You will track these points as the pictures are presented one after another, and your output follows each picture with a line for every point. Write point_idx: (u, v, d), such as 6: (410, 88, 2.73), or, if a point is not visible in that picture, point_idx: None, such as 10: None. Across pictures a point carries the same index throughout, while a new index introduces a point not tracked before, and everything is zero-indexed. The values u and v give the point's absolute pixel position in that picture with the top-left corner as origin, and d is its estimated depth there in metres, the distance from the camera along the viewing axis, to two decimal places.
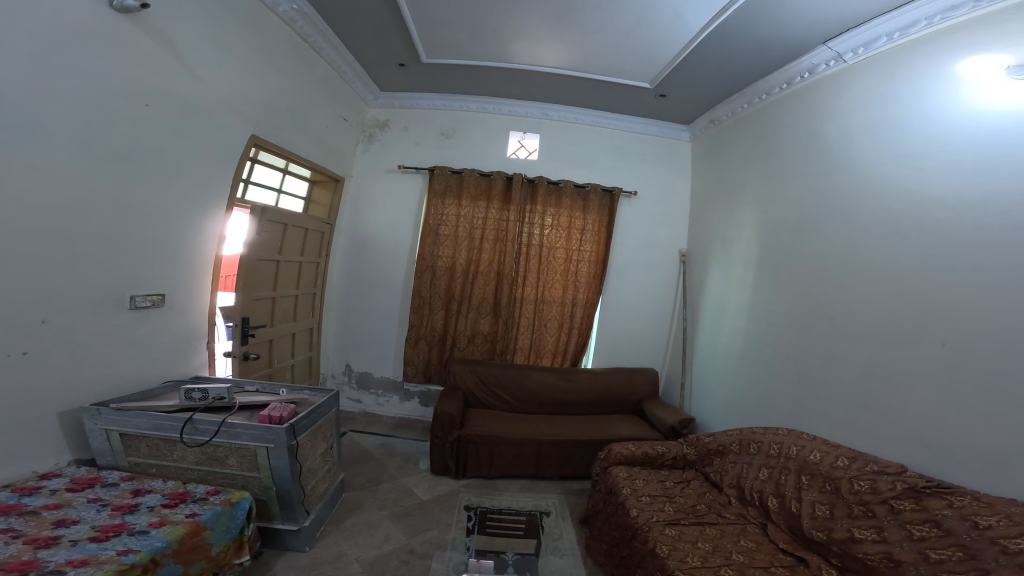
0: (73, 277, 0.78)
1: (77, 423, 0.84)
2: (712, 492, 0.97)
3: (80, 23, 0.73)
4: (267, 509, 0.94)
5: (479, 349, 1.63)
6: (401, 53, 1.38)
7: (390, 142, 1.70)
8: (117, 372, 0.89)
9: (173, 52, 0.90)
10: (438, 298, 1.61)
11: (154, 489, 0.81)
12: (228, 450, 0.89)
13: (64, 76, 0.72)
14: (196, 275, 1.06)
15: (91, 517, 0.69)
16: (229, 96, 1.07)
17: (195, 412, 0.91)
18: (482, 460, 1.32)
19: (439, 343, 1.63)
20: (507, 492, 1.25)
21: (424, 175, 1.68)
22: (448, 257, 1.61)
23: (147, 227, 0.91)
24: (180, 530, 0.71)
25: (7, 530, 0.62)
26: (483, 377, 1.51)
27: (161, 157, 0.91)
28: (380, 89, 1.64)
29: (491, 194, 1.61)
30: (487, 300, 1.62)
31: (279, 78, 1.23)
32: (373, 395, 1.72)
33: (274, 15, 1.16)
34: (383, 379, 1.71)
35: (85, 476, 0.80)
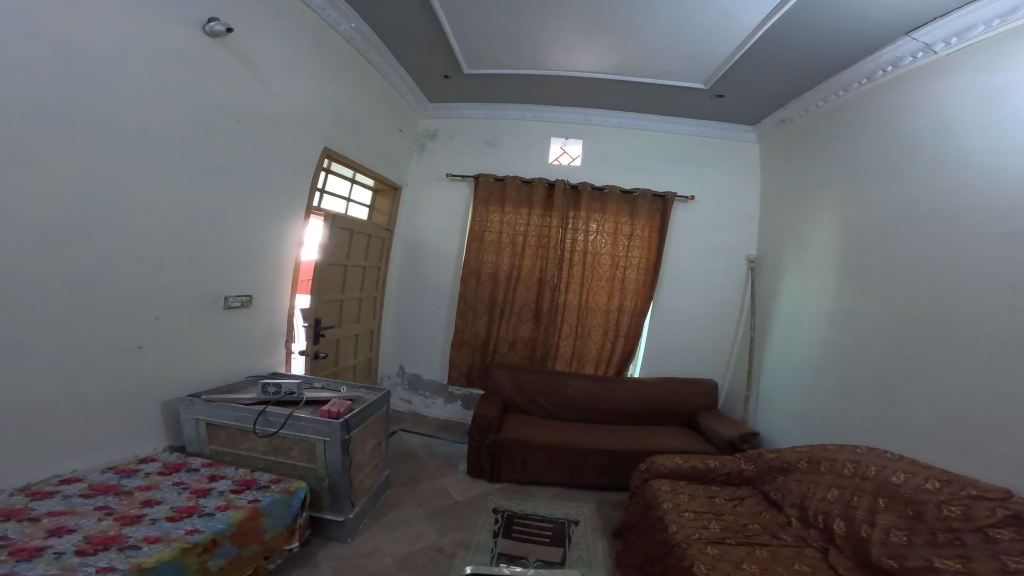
0: (176, 279, 0.87)
1: (173, 411, 0.92)
2: (770, 512, 0.91)
3: (181, 51, 0.82)
4: (318, 499, 0.99)
5: (519, 354, 1.63)
6: (443, 65, 1.43)
7: (437, 152, 1.76)
8: (210, 368, 0.98)
9: (255, 73, 0.99)
10: (482, 304, 1.63)
11: (227, 476, 0.87)
12: (292, 441, 0.95)
13: (171, 98, 0.81)
14: (279, 277, 1.15)
15: (172, 499, 0.76)
16: (301, 111, 1.14)
17: (269, 406, 0.97)
18: (516, 465, 1.32)
19: (482, 348, 1.65)
20: (537, 500, 1.25)
21: (469, 183, 1.72)
22: (492, 264, 1.64)
23: (236, 234, 0.99)
24: (240, 514, 0.76)
25: (102, 507, 0.69)
26: (523, 382, 1.51)
27: (249, 169, 1.00)
28: (430, 101, 1.70)
29: (532, 202, 1.62)
30: (529, 307, 1.62)
31: (343, 93, 1.31)
32: (422, 396, 1.77)
33: (336, 34, 1.24)
34: (431, 382, 1.75)
35: (174, 461, 0.87)
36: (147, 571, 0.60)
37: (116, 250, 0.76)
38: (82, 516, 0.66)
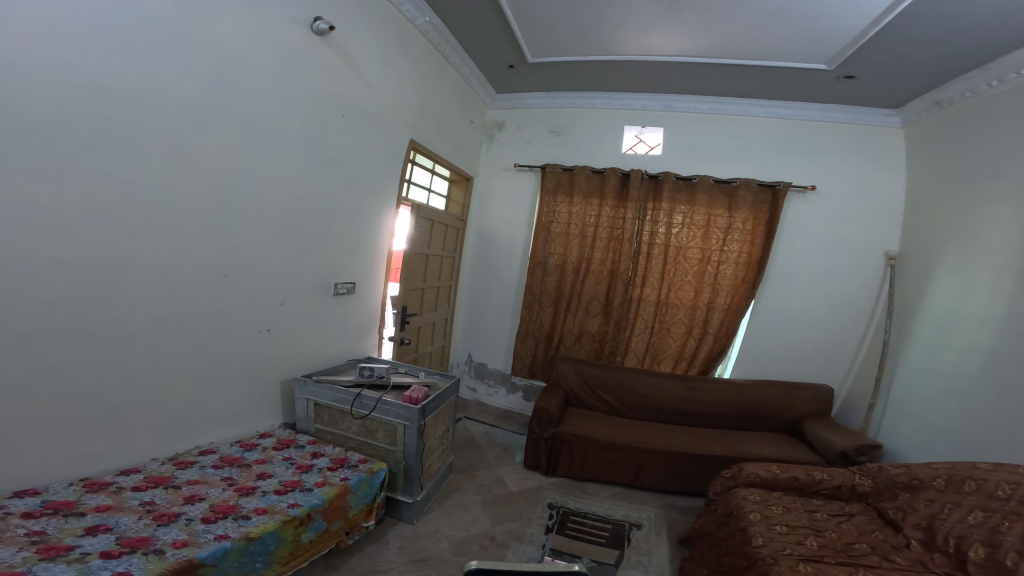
0: (286, 267, 0.93)
1: (289, 390, 1.01)
2: (885, 531, 0.85)
3: (294, 48, 0.88)
4: (393, 480, 1.01)
5: (585, 348, 1.62)
6: (510, 55, 1.40)
7: (505, 142, 1.75)
8: (320, 351, 1.07)
9: (354, 67, 1.04)
10: (548, 296, 1.62)
11: (326, 453, 0.91)
12: (380, 424, 0.98)
13: (287, 93, 0.88)
14: (374, 268, 1.22)
15: (280, 473, 0.80)
16: (385, 102, 1.16)
17: (364, 389, 1.02)
18: (573, 460, 1.30)
19: (546, 340, 1.64)
20: (597, 498, 1.23)
21: (536, 174, 1.70)
22: (559, 255, 1.62)
23: (333, 222, 1.04)
24: (333, 491, 0.78)
25: (227, 477, 0.75)
26: (587, 377, 1.49)
27: (351, 161, 1.07)
28: (497, 92, 1.69)
29: (605, 191, 1.57)
30: (598, 300, 1.59)
31: (425, 86, 1.32)
32: (486, 385, 1.79)
33: (414, 30, 1.25)
34: (495, 371, 1.77)
35: (286, 437, 0.94)
36: (253, 541, 0.63)
37: (241, 237, 0.83)
38: (210, 485, 0.72)
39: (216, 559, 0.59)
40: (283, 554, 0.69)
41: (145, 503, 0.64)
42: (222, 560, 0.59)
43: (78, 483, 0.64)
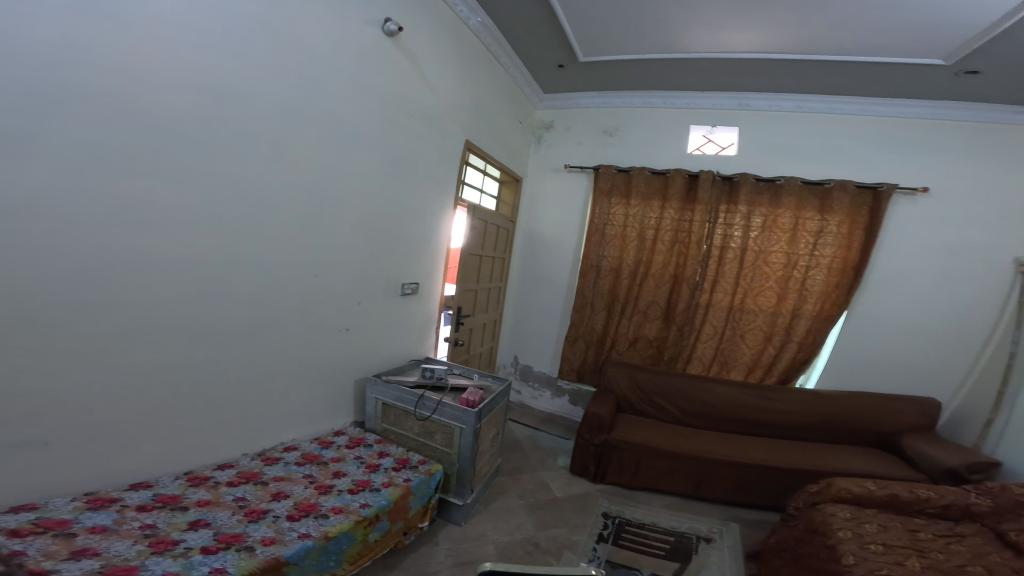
0: (359, 269, 0.99)
1: (361, 389, 1.08)
2: (1005, 556, 0.80)
3: (368, 49, 0.91)
4: (445, 482, 1.01)
5: (642, 353, 1.62)
6: (561, 55, 1.40)
7: (554, 143, 1.78)
8: (386, 351, 1.14)
9: (419, 68, 1.07)
10: (601, 299, 1.65)
11: (391, 453, 0.94)
12: (438, 426, 0.99)
13: (364, 94, 0.92)
14: (434, 269, 1.27)
15: (353, 472, 0.84)
16: (444, 103, 1.18)
17: (426, 390, 1.03)
18: (623, 468, 1.27)
19: (597, 344, 1.67)
20: (649, 508, 1.20)
21: (588, 174, 1.72)
22: (614, 258, 1.64)
23: (398, 224, 1.09)
24: (398, 492, 0.80)
25: (308, 475, 0.79)
26: (641, 382, 1.48)
27: (416, 163, 1.11)
28: (545, 92, 1.71)
29: (667, 194, 1.56)
30: (659, 305, 1.59)
31: (480, 87, 1.35)
32: (530, 388, 1.84)
33: (466, 31, 1.24)
34: (540, 374, 1.82)
35: (356, 436, 0.99)
36: (331, 540, 0.65)
37: (321, 239, 0.88)
38: (294, 483, 0.76)
39: (299, 558, 0.61)
40: (353, 553, 0.70)
41: (238, 498, 0.68)
42: (304, 559, 0.61)
43: (183, 477, 0.70)
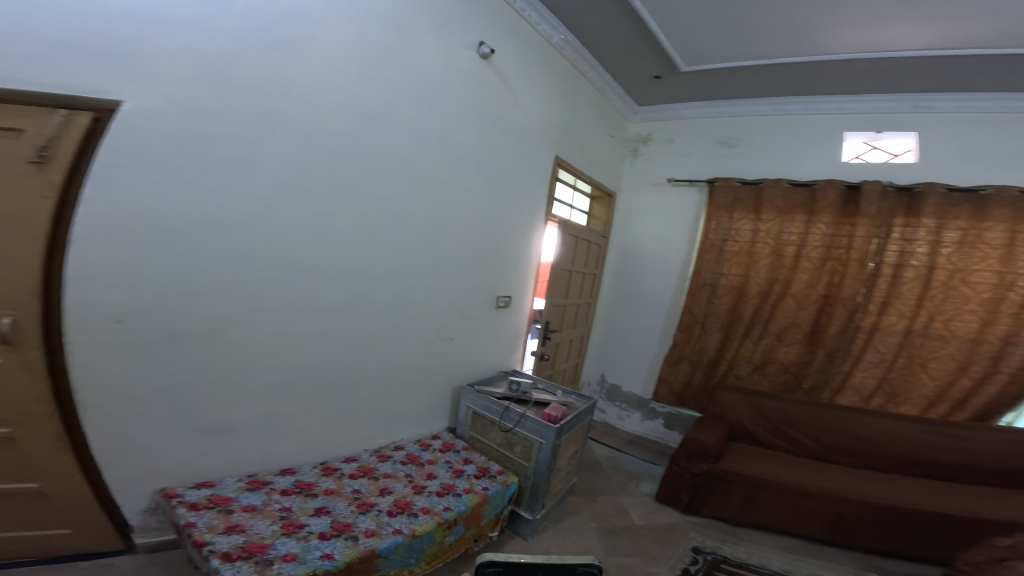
0: (463, 275, 1.70)
1: (456, 397, 1.77)
2: None
3: (466, 69, 1.55)
4: (520, 497, 1.46)
5: (775, 378, 2.05)
6: (657, 65, 1.98)
7: (652, 153, 2.45)
8: (476, 354, 1.84)
9: (507, 87, 1.71)
10: (724, 319, 2.14)
11: (474, 461, 1.49)
12: (518, 441, 1.50)
13: (461, 109, 1.55)
14: (518, 274, 1.98)
15: (441, 476, 1.36)
16: (529, 108, 1.83)
17: (511, 407, 1.56)
18: (723, 502, 1.61)
19: (709, 366, 2.17)
20: (750, 543, 1.52)
21: (699, 186, 2.30)
22: (737, 276, 2.13)
23: (485, 253, 1.78)
24: (475, 499, 1.26)
25: (408, 475, 1.32)
26: (762, 412, 1.91)
27: (502, 174, 1.76)
28: (638, 103, 2.39)
29: (804, 207, 2.01)
30: (799, 329, 2.01)
31: (564, 90, 1.98)
32: (619, 409, 2.47)
33: (550, 44, 1.86)
34: (631, 395, 2.42)
35: (449, 441, 1.61)
36: (415, 538, 1.08)
37: (432, 259, 1.56)
38: (397, 483, 1.27)
39: (389, 551, 1.03)
40: (429, 552, 1.13)
41: (354, 492, 1.19)
42: (393, 553, 1.04)
43: (319, 467, 1.31)
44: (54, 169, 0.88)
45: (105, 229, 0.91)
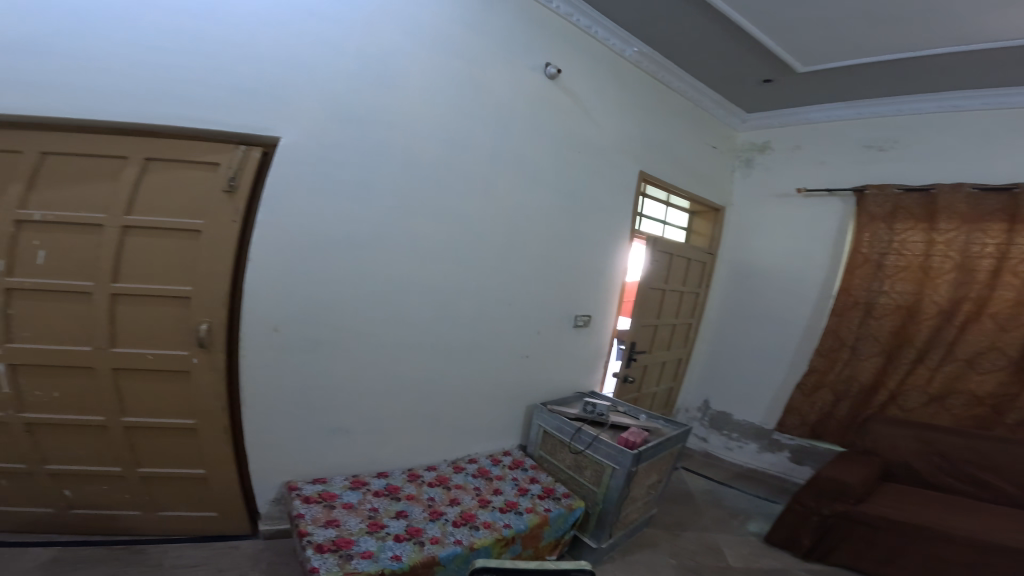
0: (526, 298, 2.79)
1: (528, 415, 3.00)
2: None
3: (538, 93, 2.63)
4: (585, 525, 2.45)
5: (956, 400, 2.75)
6: (770, 71, 3.02)
7: (767, 158, 3.68)
8: (552, 377, 3.12)
9: (585, 108, 2.88)
10: (898, 343, 2.95)
11: (537, 480, 2.55)
12: (587, 468, 2.53)
13: (541, 130, 2.69)
14: (603, 295, 3.23)
15: (494, 501, 2.29)
16: (608, 128, 2.97)
17: (586, 427, 2.60)
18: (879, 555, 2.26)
19: (877, 391, 2.99)
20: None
21: (852, 195, 3.27)
22: (908, 295, 2.94)
23: (562, 284, 2.98)
24: (535, 520, 2.17)
25: (473, 488, 2.36)
26: (929, 437, 2.74)
27: (592, 198, 3.01)
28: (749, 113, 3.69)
29: (972, 217, 2.77)
30: (981, 343, 2.69)
31: (632, 102, 3.09)
32: (725, 437, 3.71)
33: (625, 56, 2.99)
34: (752, 426, 3.57)
35: (513, 462, 2.71)
36: (472, 549, 1.94)
37: (498, 304, 2.67)
38: (463, 497, 2.28)
39: (448, 559, 1.87)
40: (494, 554, 2.03)
41: (429, 500, 2.21)
42: (453, 561, 1.88)
43: (406, 471, 2.45)
44: (239, 192, 1.95)
45: (264, 265, 1.96)
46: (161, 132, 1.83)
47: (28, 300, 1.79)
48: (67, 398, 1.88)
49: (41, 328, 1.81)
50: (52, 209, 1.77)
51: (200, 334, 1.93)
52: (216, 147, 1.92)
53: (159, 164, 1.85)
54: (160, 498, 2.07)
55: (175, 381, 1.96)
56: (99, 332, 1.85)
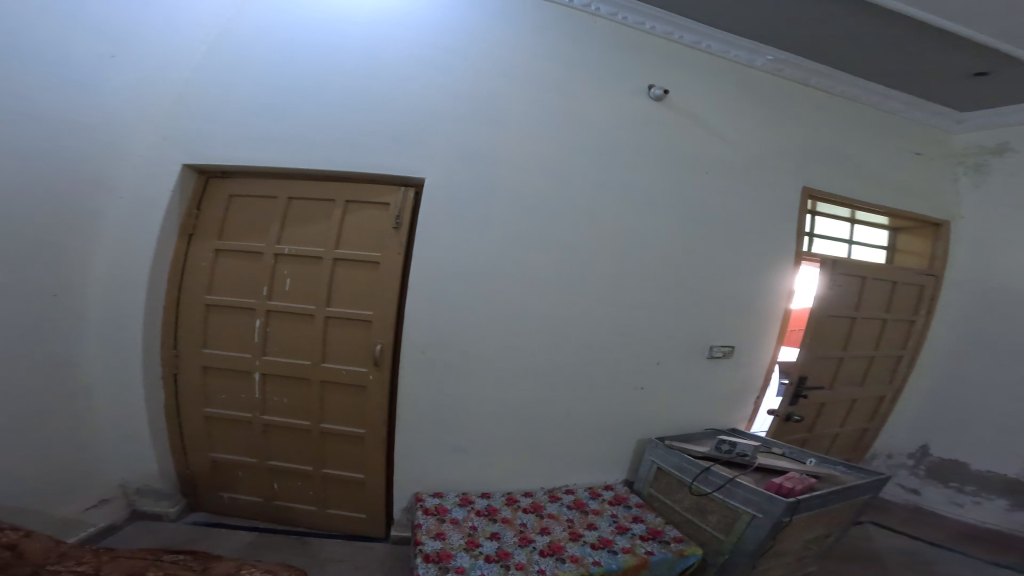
0: (648, 323, 3.11)
1: (640, 448, 3.31)
2: None
3: (646, 117, 3.05)
4: (707, 567, 2.67)
5: None
6: (977, 64, 2.87)
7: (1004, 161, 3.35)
8: (682, 412, 3.27)
9: (707, 125, 3.10)
10: None
11: (638, 518, 2.88)
12: (716, 511, 2.68)
13: (652, 156, 3.06)
14: (750, 324, 3.27)
15: (587, 535, 2.66)
16: (740, 141, 3.14)
17: (716, 467, 2.76)
18: None
19: None
20: None
21: None
22: None
23: (686, 314, 3.14)
24: (631, 560, 2.46)
25: (563, 520, 2.79)
26: None
27: (726, 216, 3.15)
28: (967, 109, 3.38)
29: None
30: None
31: (766, 110, 3.18)
32: (953, 489, 3.41)
33: (754, 64, 3.15)
34: (994, 477, 3.26)
35: (614, 496, 3.10)
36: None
37: (604, 338, 3.08)
38: (554, 527, 2.71)
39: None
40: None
41: (522, 525, 2.70)
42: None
43: (505, 495, 3.00)
44: (402, 231, 2.89)
45: (420, 305, 2.83)
46: (350, 177, 2.88)
47: (278, 319, 2.93)
48: (293, 401, 2.97)
49: (285, 343, 2.92)
50: (295, 247, 2.91)
51: (376, 354, 2.88)
52: (386, 190, 2.91)
53: (355, 206, 2.93)
54: (331, 496, 3.06)
55: (356, 394, 2.96)
56: (317, 351, 2.90)
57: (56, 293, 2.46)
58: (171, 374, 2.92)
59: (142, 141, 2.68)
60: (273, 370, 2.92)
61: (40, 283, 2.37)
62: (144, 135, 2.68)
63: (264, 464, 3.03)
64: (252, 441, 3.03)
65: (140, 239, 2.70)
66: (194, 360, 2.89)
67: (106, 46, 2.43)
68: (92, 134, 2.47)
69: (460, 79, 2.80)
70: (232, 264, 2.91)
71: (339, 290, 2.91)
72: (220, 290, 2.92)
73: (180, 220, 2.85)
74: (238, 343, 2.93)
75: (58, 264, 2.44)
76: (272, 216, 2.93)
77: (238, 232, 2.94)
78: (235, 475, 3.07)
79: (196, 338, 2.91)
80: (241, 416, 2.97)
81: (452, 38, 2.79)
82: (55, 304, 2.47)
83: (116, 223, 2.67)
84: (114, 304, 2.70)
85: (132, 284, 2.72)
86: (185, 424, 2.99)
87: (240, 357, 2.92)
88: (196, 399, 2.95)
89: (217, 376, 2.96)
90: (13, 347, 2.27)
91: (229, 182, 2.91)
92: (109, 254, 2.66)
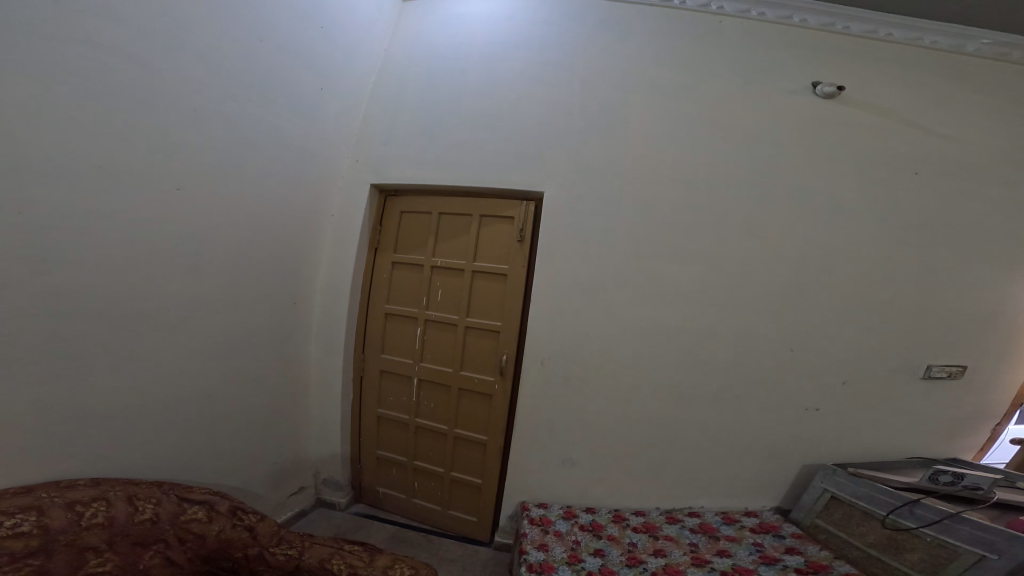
0: (824, 337, 2.90)
1: (805, 474, 3.06)
2: None
3: (818, 117, 2.89)
4: None
5: None
6: None
7: None
8: (872, 438, 2.96)
9: (894, 120, 2.85)
10: None
11: (784, 549, 2.71)
12: (911, 550, 2.39)
13: (827, 159, 2.87)
14: (985, 345, 2.89)
15: (716, 560, 2.58)
16: (937, 138, 2.84)
17: (925, 499, 2.46)
18: None
19: None
20: None
21: None
22: None
23: (874, 330, 2.88)
24: None
25: (682, 542, 2.76)
26: None
27: (917, 224, 2.84)
28: None
29: None
30: None
31: (975, 101, 2.84)
32: None
33: (965, 50, 2.85)
34: None
35: (758, 524, 2.95)
36: None
37: (765, 352, 2.94)
38: (671, 547, 2.69)
39: None
40: None
41: (631, 543, 2.72)
42: None
43: (610, 512, 3.04)
44: (525, 245, 3.12)
45: (554, 321, 3.03)
46: (483, 191, 3.19)
47: (433, 328, 3.33)
48: (435, 404, 3.34)
49: (435, 349, 3.32)
50: (446, 259, 3.29)
51: (501, 364, 3.15)
52: (511, 205, 3.17)
53: (489, 221, 3.22)
54: (454, 498, 3.34)
55: (483, 401, 3.23)
56: (457, 358, 3.26)
57: (290, 300, 3.12)
58: (358, 376, 3.50)
59: (346, 167, 3.43)
60: (426, 376, 3.34)
61: (280, 292, 3.01)
62: (346, 162, 3.42)
63: (411, 463, 3.42)
64: (405, 441, 3.44)
65: (346, 250, 3.39)
66: (376, 363, 3.43)
67: (317, 81, 2.96)
68: (316, 156, 3.10)
69: (574, 94, 3.04)
70: (404, 277, 3.41)
71: (477, 303, 3.22)
72: (396, 301, 3.42)
73: (369, 236, 3.46)
74: (405, 351, 3.40)
75: (291, 277, 3.10)
76: (429, 231, 3.36)
77: (409, 244, 3.40)
78: (389, 472, 3.50)
79: (378, 344, 3.45)
80: (401, 417, 3.40)
81: (569, 57, 3.07)
82: (288, 308, 3.12)
83: (328, 237, 3.42)
84: (328, 307, 3.42)
85: (338, 291, 3.40)
86: (363, 422, 3.52)
87: (405, 363, 3.38)
88: (372, 400, 3.49)
89: (390, 378, 3.45)
90: (258, 344, 2.86)
91: (400, 200, 3.45)
92: (328, 267, 3.42)
